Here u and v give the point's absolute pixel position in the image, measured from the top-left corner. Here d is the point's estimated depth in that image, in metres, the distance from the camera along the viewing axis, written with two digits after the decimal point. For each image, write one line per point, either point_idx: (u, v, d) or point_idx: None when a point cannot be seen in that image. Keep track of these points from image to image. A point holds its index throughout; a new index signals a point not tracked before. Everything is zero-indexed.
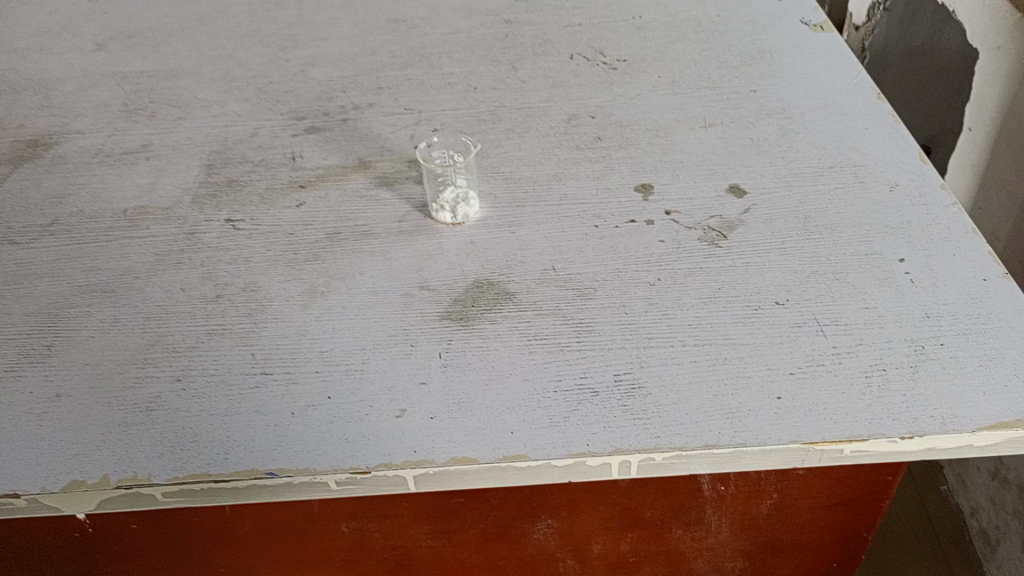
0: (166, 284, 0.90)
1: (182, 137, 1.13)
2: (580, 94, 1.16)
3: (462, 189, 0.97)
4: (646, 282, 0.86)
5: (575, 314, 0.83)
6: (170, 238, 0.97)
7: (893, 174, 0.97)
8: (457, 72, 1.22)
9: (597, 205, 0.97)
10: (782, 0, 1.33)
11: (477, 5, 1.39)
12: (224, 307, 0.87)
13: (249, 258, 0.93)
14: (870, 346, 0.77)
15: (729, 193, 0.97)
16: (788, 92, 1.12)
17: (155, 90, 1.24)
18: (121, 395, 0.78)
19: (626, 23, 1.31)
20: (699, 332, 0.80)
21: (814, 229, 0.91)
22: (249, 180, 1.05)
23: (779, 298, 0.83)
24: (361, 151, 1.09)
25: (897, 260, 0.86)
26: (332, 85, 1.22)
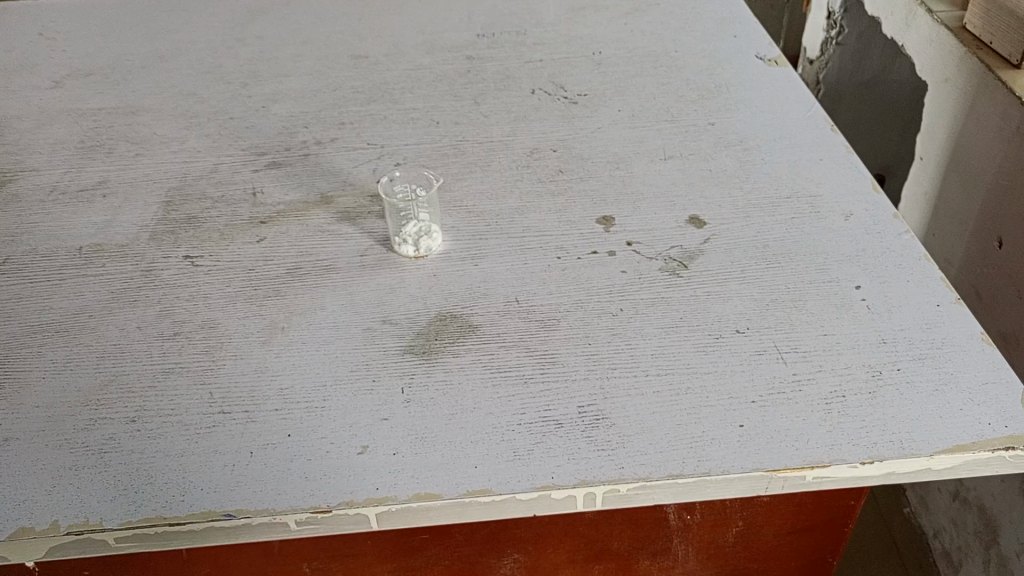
0: (121, 322, 0.89)
1: (140, 173, 1.12)
2: (541, 128, 1.17)
3: (424, 223, 0.97)
4: (609, 312, 0.86)
5: (539, 346, 0.83)
6: (126, 275, 0.95)
7: (848, 203, 0.99)
8: (419, 108, 1.23)
9: (560, 237, 0.97)
10: (738, 36, 1.36)
11: (440, 41, 1.40)
12: (181, 345, 0.85)
13: (207, 295, 0.92)
14: (830, 372, 0.78)
15: (689, 223, 0.98)
16: (745, 125, 1.15)
17: (113, 127, 1.22)
18: (73, 437, 0.76)
19: (586, 58, 1.33)
20: (662, 361, 0.80)
21: (773, 258, 0.92)
22: (208, 216, 1.04)
23: (740, 326, 0.84)
24: (322, 185, 1.08)
25: (854, 287, 0.87)
26: (294, 121, 1.22)
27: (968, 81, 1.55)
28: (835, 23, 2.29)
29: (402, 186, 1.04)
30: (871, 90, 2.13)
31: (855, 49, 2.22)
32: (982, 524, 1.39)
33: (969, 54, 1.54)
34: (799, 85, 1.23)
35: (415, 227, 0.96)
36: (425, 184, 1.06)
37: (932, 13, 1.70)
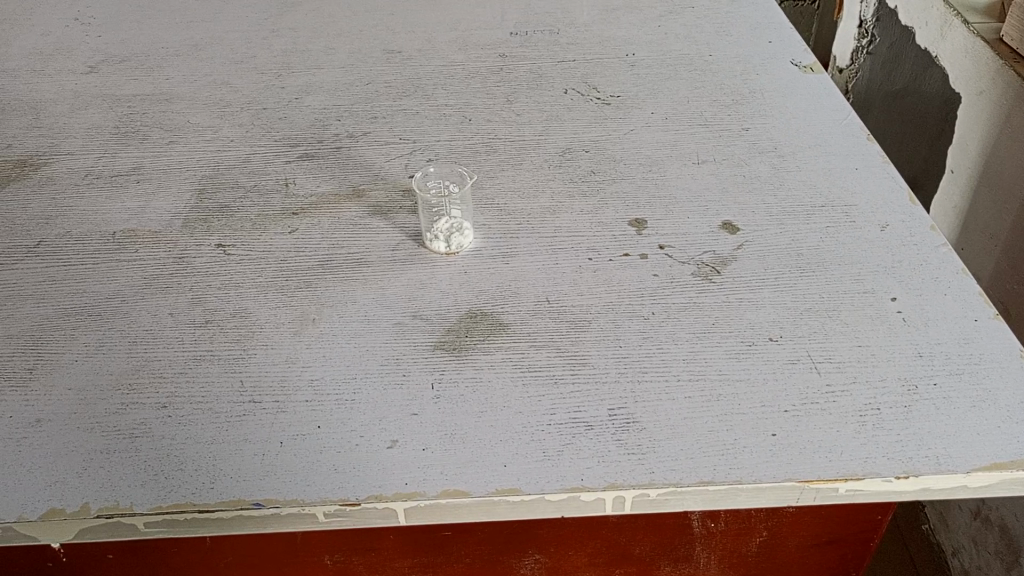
0: (153, 308, 0.89)
1: (174, 161, 1.13)
2: (574, 128, 1.16)
3: (458, 222, 0.97)
4: (640, 316, 0.86)
5: (569, 346, 0.83)
6: (159, 262, 0.95)
7: (884, 213, 0.98)
8: (451, 104, 1.23)
9: (591, 238, 0.97)
10: (773, 42, 1.35)
11: (473, 38, 1.40)
12: (213, 333, 0.86)
13: (239, 284, 0.92)
14: (864, 384, 0.77)
15: (722, 229, 0.97)
16: (780, 131, 1.14)
17: (147, 114, 1.23)
18: (105, 421, 0.77)
19: (620, 60, 1.32)
20: (694, 367, 0.80)
21: (807, 267, 0.91)
22: (241, 205, 1.04)
23: (773, 334, 0.83)
24: (354, 178, 1.08)
25: (889, 298, 0.87)
26: (327, 113, 1.22)
27: (1003, 95, 1.53)
28: (868, 32, 2.27)
29: (437, 184, 1.04)
30: (902, 101, 2.11)
31: (887, 58, 2.20)
32: (1003, 544, 1.37)
33: (1006, 66, 1.52)
34: (835, 93, 1.22)
35: (448, 224, 0.96)
36: (459, 182, 1.05)
37: (970, 25, 1.68)
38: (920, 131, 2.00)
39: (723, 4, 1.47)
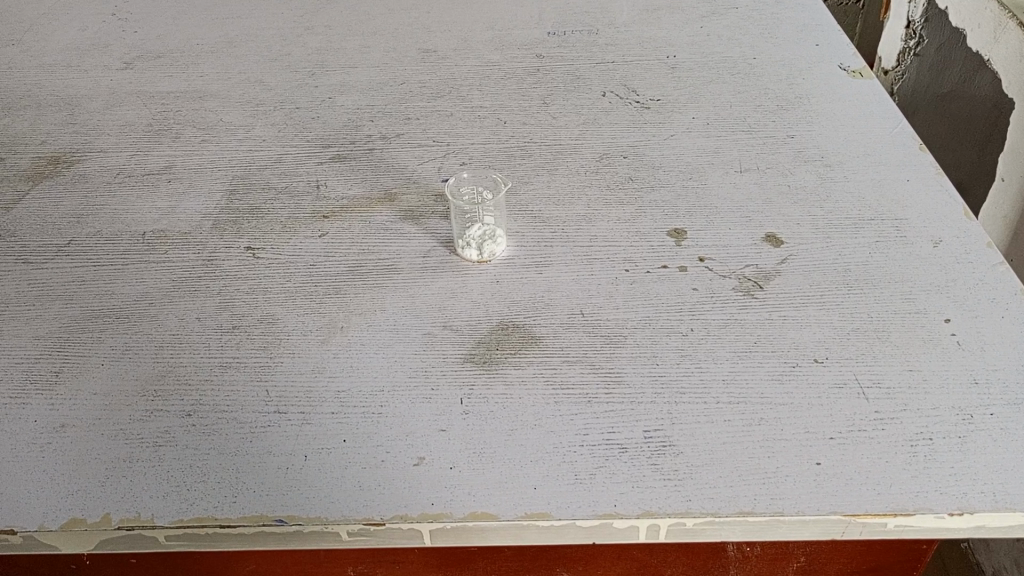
0: (180, 312, 0.88)
1: (205, 160, 1.12)
2: (612, 132, 1.13)
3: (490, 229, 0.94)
4: (678, 332, 0.83)
5: (603, 363, 0.80)
6: (188, 264, 0.94)
7: (936, 228, 0.94)
8: (486, 106, 1.20)
9: (628, 248, 0.94)
10: (820, 45, 1.31)
11: (510, 37, 1.37)
12: (240, 339, 0.84)
13: (267, 289, 0.90)
14: (916, 413, 0.73)
15: (765, 242, 0.93)
16: (826, 139, 1.09)
17: (180, 112, 1.22)
18: (128, 428, 0.75)
19: (660, 62, 1.28)
20: (734, 388, 0.76)
21: (855, 284, 0.87)
22: (271, 207, 1.03)
23: (817, 356, 0.79)
24: (386, 182, 1.06)
25: (942, 320, 0.83)
26: (360, 113, 1.20)
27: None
28: (917, 34, 2.20)
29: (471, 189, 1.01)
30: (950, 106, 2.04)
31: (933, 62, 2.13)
32: None
33: None
34: (885, 101, 1.17)
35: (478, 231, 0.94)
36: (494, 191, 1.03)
37: None
38: (970, 136, 1.93)
39: (768, 5, 1.43)
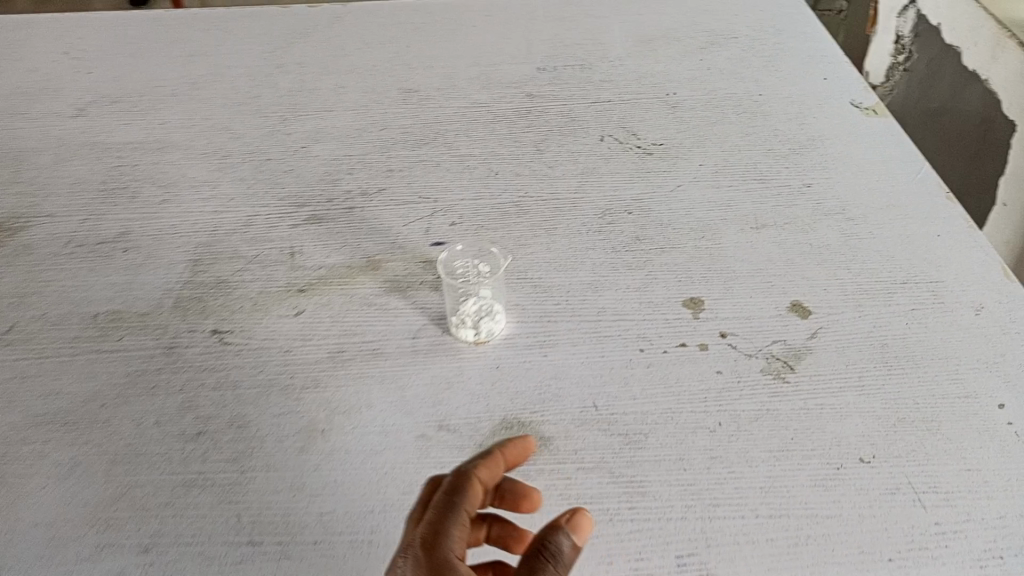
0: (136, 415, 0.77)
1: (166, 224, 1.01)
2: (613, 183, 1.04)
3: (488, 308, 0.84)
4: (705, 428, 0.74)
5: (624, 470, 0.71)
6: (147, 353, 0.84)
7: (977, 292, 0.86)
8: (475, 154, 1.11)
9: (642, 323, 0.84)
10: (828, 79, 1.23)
11: (496, 74, 1.28)
12: (206, 448, 0.74)
13: (237, 382, 0.80)
14: (981, 524, 0.66)
15: (791, 312, 0.85)
16: (846, 187, 1.01)
17: (138, 166, 1.11)
18: (76, 570, 0.65)
19: (660, 100, 1.19)
20: (774, 499, 0.68)
21: (895, 362, 0.79)
22: (241, 280, 0.92)
23: (863, 454, 0.71)
24: (369, 247, 0.96)
25: (996, 406, 0.74)
26: (337, 165, 1.10)
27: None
28: (905, 48, 2.12)
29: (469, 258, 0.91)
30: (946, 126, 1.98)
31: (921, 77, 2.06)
32: None
33: None
34: (904, 142, 1.09)
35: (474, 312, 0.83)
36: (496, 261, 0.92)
37: None
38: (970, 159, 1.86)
39: (770, 35, 1.35)
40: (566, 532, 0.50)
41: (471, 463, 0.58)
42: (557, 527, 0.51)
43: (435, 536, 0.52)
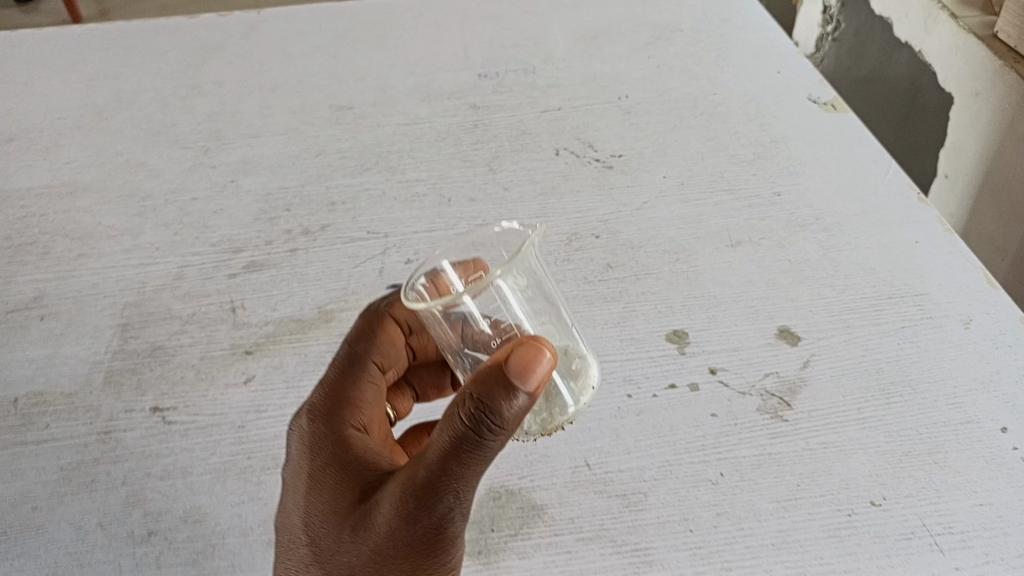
0: (76, 518, 0.69)
1: (85, 284, 0.90)
2: (576, 203, 0.98)
3: (574, 361, 0.66)
4: (707, 480, 0.69)
5: (627, 536, 0.66)
6: (78, 442, 0.75)
7: (964, 305, 0.83)
8: (424, 177, 1.03)
9: (625, 363, 0.79)
10: (782, 72, 1.18)
11: (436, 84, 1.19)
12: (159, 551, 0.67)
13: (187, 469, 0.72)
14: (1002, 564, 0.63)
15: (780, 339, 0.80)
16: (817, 194, 0.97)
17: (47, 215, 0.99)
18: None
19: (613, 105, 1.13)
20: (788, 556, 0.64)
21: (893, 389, 0.75)
22: (178, 346, 0.83)
23: (874, 497, 0.67)
24: (319, 294, 0.88)
25: (998, 429, 0.71)
26: (274, 200, 1.00)
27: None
28: (832, 17, 1.92)
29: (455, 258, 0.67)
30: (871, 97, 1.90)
31: None
32: None
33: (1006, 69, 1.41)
34: (867, 142, 1.05)
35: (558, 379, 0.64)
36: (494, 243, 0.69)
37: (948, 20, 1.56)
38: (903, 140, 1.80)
39: (716, 26, 1.30)
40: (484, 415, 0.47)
41: (388, 302, 0.69)
42: (477, 380, 0.47)
43: (330, 420, 0.60)
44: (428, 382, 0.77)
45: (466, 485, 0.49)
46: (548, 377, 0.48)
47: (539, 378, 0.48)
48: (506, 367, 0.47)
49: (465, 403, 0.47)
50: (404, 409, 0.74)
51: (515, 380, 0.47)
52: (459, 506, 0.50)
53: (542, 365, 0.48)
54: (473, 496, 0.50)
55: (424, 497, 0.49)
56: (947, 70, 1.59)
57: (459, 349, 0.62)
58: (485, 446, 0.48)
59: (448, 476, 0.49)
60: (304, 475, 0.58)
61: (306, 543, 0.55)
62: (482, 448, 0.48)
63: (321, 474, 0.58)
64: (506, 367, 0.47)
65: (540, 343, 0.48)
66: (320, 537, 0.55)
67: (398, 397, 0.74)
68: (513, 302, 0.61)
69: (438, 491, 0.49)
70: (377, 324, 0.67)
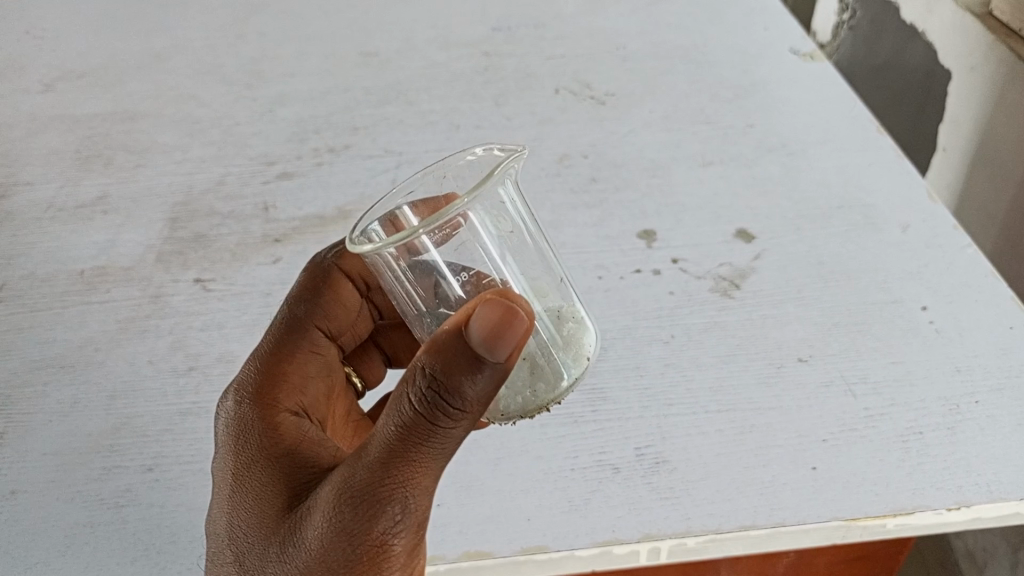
0: (130, 357, 0.83)
1: (142, 187, 1.05)
2: (570, 131, 1.10)
3: (566, 326, 0.59)
4: (660, 339, 0.81)
5: (587, 380, 0.78)
6: (133, 302, 0.89)
7: (905, 214, 0.93)
8: (436, 109, 1.16)
9: (599, 255, 0.91)
10: (768, 29, 1.29)
11: (454, 35, 1.32)
12: (197, 382, 0.80)
13: (222, 323, 0.86)
14: (905, 407, 0.73)
15: (737, 238, 0.92)
16: (787, 126, 1.08)
17: (110, 135, 1.14)
18: (86, 489, 0.72)
19: (611, 54, 1.25)
20: (722, 396, 0.75)
21: (831, 276, 0.86)
22: (218, 234, 0.97)
23: (802, 355, 0.78)
24: (339, 198, 1.01)
25: (920, 307, 0.82)
26: (304, 126, 1.14)
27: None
28: (848, 4, 1.73)
29: (420, 199, 0.62)
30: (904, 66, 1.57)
31: None
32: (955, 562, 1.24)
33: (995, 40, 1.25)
34: (838, 85, 1.15)
35: (546, 345, 0.57)
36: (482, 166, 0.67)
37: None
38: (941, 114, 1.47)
39: None
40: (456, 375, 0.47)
41: (335, 257, 0.71)
42: (434, 351, 0.47)
43: (266, 406, 0.59)
44: (401, 344, 0.79)
45: (417, 485, 0.48)
46: (525, 339, 0.47)
47: (512, 347, 0.47)
48: (471, 331, 0.46)
49: (419, 380, 0.47)
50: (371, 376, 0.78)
51: (484, 351, 0.47)
52: (410, 510, 0.49)
53: (509, 335, 0.46)
54: (427, 499, 0.49)
55: (365, 485, 0.48)
56: (943, 47, 1.41)
57: (425, 309, 0.59)
58: (443, 432, 0.48)
59: (389, 464, 0.48)
60: (228, 471, 0.55)
61: (228, 561, 0.52)
62: (441, 433, 0.48)
63: (252, 462, 0.55)
64: (470, 332, 0.47)
65: (512, 301, 0.47)
66: (244, 551, 0.51)
67: (365, 363, 0.78)
68: (487, 240, 0.57)
69: (379, 480, 0.48)
70: (324, 285, 0.69)
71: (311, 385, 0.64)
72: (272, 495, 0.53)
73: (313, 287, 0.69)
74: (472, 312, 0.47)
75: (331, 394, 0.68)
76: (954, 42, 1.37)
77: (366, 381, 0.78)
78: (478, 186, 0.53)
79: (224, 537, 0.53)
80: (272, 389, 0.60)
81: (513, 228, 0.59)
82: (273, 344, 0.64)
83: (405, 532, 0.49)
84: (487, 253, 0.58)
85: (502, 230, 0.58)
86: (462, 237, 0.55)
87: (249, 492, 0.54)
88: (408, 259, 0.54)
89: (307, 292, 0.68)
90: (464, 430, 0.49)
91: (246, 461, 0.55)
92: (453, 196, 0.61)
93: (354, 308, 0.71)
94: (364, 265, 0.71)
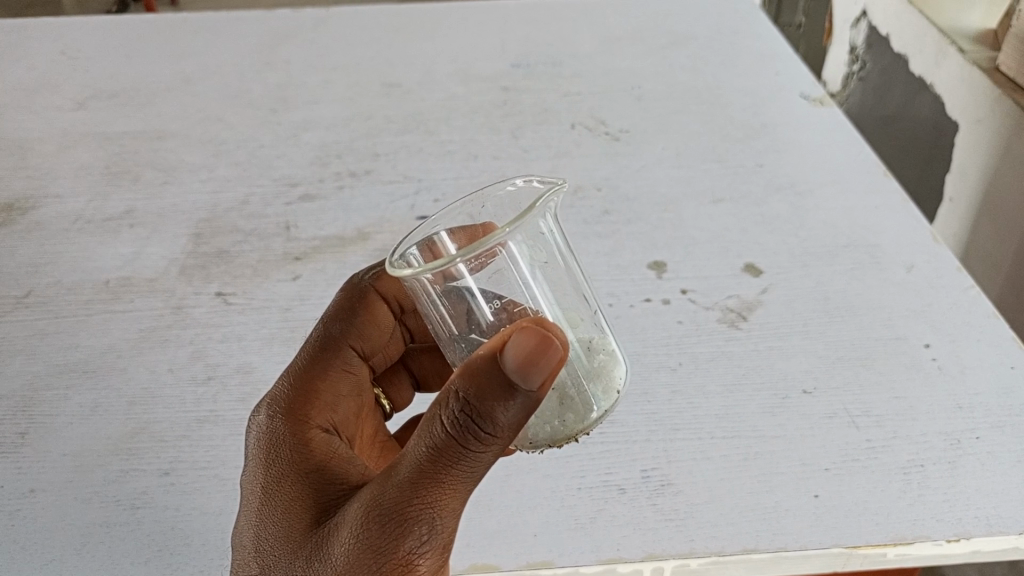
0: (152, 364, 0.85)
1: (168, 203, 1.08)
2: (584, 164, 1.13)
3: (597, 359, 0.60)
4: (667, 367, 0.83)
5: None
6: (156, 313, 0.91)
7: (910, 255, 0.95)
8: (456, 139, 1.19)
9: (609, 283, 0.93)
10: (780, 74, 1.33)
11: (474, 69, 1.37)
12: (215, 391, 0.82)
13: (241, 336, 0.88)
14: (906, 440, 0.75)
15: (745, 272, 0.94)
16: (797, 167, 1.11)
17: (138, 152, 1.18)
18: (103, 491, 0.73)
19: (626, 93, 1.29)
20: (727, 424, 0.77)
21: (836, 311, 0.88)
22: (240, 250, 1.00)
23: (806, 387, 0.80)
24: (359, 220, 1.04)
25: (922, 345, 0.84)
26: (327, 150, 1.18)
27: None
28: (858, 56, 1.77)
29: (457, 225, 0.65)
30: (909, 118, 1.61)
31: None
32: None
33: (1001, 94, 1.28)
34: (847, 129, 1.18)
35: (579, 378, 0.58)
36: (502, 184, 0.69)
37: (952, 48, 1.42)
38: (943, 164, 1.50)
39: (727, 36, 1.46)
40: (491, 400, 0.48)
41: (371, 277, 0.71)
42: (468, 376, 0.48)
43: (297, 423, 0.60)
44: (430, 367, 0.81)
45: (444, 507, 0.50)
46: (559, 368, 0.48)
47: (545, 375, 0.47)
48: (506, 358, 0.47)
49: (452, 404, 0.49)
50: (398, 400, 0.79)
51: (517, 378, 0.47)
52: (436, 531, 0.50)
53: (545, 365, 0.47)
54: (454, 520, 0.51)
55: (394, 504, 0.49)
56: (951, 99, 1.44)
57: (457, 334, 0.60)
58: (472, 456, 0.49)
59: (419, 484, 0.49)
60: (257, 485, 0.57)
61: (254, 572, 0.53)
62: (470, 456, 0.49)
63: (282, 477, 0.57)
64: (505, 359, 0.47)
65: (549, 329, 0.48)
66: (269, 564, 0.52)
67: (393, 386, 0.79)
68: (524, 268, 0.58)
69: (408, 500, 0.49)
70: (360, 305, 0.70)
71: (341, 403, 0.65)
72: (301, 510, 0.54)
73: (348, 306, 0.70)
74: (508, 339, 0.47)
75: (360, 415, 0.69)
76: (961, 95, 1.40)
77: (394, 404, 0.79)
78: (517, 216, 0.54)
79: (250, 549, 0.54)
80: (303, 408, 0.61)
81: (548, 258, 0.60)
82: (306, 362, 0.65)
83: (430, 552, 0.50)
84: (523, 282, 0.59)
85: (539, 258, 0.59)
86: (500, 265, 0.56)
87: (277, 506, 0.55)
88: (445, 284, 0.55)
89: (342, 311, 0.69)
90: (493, 455, 0.50)
91: (276, 475, 0.57)
92: (490, 227, 0.64)
93: (388, 328, 0.72)
94: (400, 287, 0.71)
